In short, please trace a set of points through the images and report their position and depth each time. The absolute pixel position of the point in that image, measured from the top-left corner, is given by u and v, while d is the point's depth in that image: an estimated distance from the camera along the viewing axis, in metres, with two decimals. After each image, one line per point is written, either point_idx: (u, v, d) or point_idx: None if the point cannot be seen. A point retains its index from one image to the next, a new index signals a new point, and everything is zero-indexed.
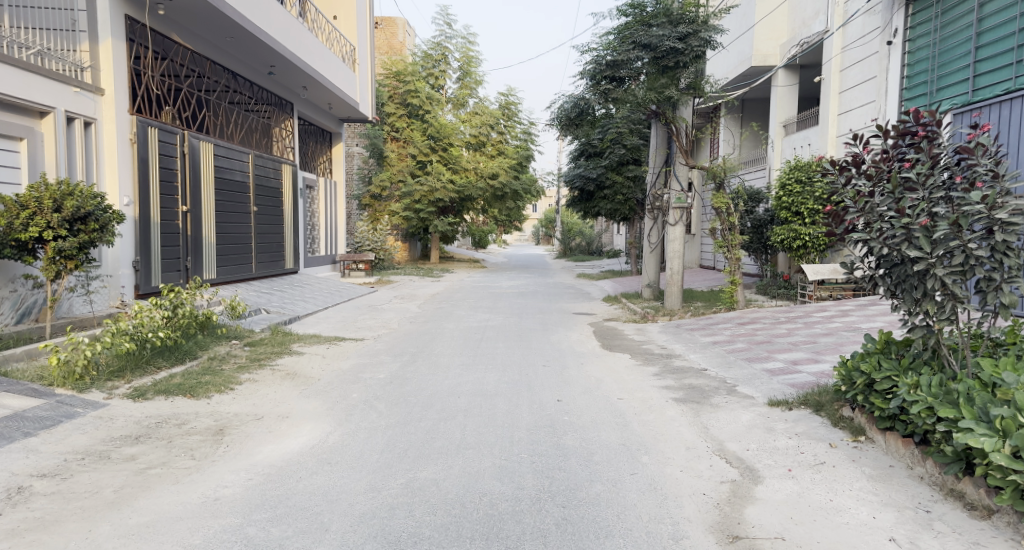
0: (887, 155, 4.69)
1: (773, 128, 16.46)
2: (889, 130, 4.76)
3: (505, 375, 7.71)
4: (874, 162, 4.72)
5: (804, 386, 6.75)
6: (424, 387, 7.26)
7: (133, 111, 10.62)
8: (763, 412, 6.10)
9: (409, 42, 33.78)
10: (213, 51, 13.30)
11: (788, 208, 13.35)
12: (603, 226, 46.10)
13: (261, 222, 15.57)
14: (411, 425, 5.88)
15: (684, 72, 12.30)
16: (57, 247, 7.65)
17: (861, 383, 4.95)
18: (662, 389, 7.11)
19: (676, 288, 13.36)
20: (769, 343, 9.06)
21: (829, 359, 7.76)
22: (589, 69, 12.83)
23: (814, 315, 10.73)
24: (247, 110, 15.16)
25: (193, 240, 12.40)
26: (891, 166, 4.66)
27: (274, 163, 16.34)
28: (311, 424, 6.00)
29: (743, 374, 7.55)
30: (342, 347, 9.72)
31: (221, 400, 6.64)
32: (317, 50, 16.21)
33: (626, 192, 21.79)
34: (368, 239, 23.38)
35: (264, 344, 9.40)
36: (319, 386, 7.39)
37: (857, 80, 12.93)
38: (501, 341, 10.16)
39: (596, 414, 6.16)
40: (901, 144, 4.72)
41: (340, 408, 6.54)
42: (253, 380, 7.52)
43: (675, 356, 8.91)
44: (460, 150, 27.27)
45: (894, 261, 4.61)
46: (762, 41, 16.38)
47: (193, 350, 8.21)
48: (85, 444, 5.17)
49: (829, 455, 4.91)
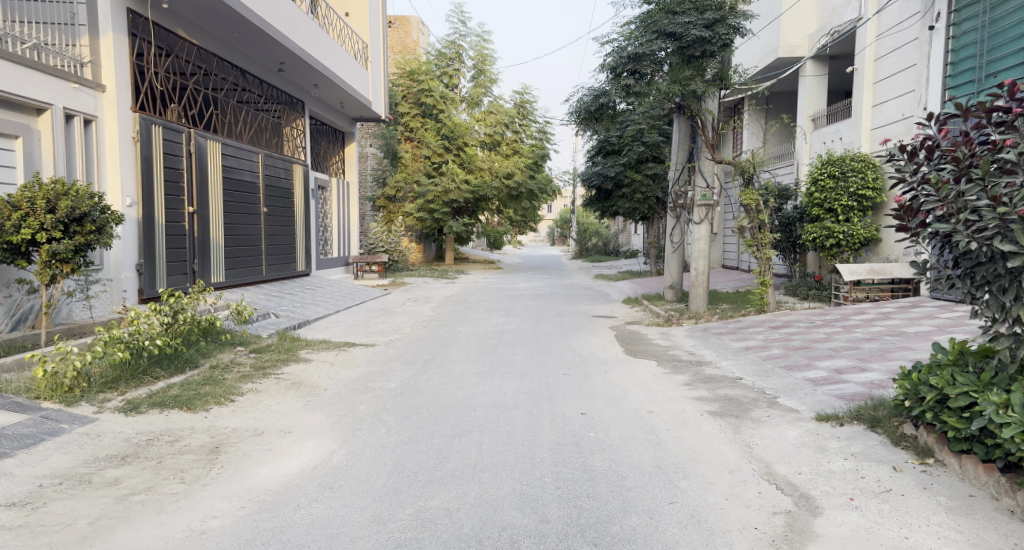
0: (970, 136, 4.15)
1: (801, 121, 15.80)
2: (970, 109, 4.23)
3: (524, 385, 7.19)
4: (955, 144, 4.19)
5: (853, 397, 6.16)
6: (438, 398, 6.75)
7: (136, 108, 10.17)
8: (811, 428, 5.54)
9: (423, 40, 33.32)
10: (220, 48, 12.84)
11: (820, 204, 12.74)
12: (619, 226, 45.51)
13: (271, 223, 15.15)
14: (422, 442, 5.39)
15: (711, 63, 11.68)
16: (51, 250, 7.23)
17: (931, 399, 4.41)
18: (695, 400, 6.55)
19: (702, 289, 12.79)
20: (808, 349, 8.46)
21: (877, 368, 7.14)
22: (609, 60, 12.19)
23: (852, 318, 10.11)
24: (257, 109, 14.75)
25: (200, 241, 11.96)
26: (978, 149, 4.13)
27: (285, 163, 15.93)
28: (314, 442, 5.56)
29: (783, 384, 6.97)
30: (352, 353, 9.24)
31: (220, 413, 6.18)
32: (329, 47, 15.78)
33: (645, 190, 21.12)
34: (382, 241, 23.01)
35: (271, 350, 8.94)
36: (325, 397, 6.92)
37: (894, 69, 12.27)
38: (519, 346, 9.62)
39: (625, 429, 5.63)
40: (986, 124, 4.16)
41: (346, 422, 6.06)
42: (256, 390, 7.07)
43: (705, 363, 8.33)
44: (475, 149, 26.78)
45: (979, 258, 4.05)
46: (790, 32, 15.82)
47: (194, 358, 7.75)
48: (65, 466, 4.70)
49: (895, 481, 4.36)
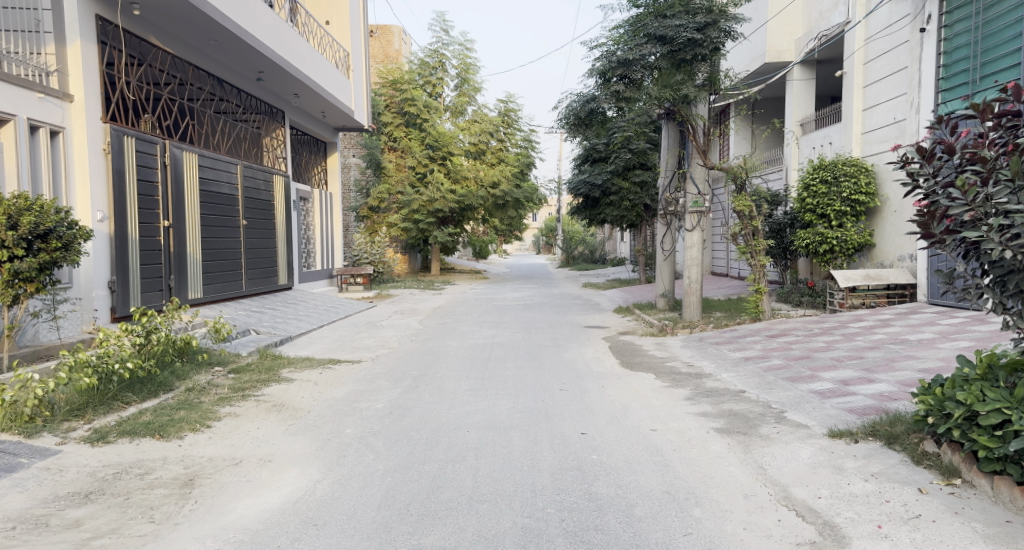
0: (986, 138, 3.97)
1: (789, 126, 15.65)
2: (982, 110, 4.04)
3: (519, 402, 6.84)
4: (972, 146, 3.99)
5: (865, 411, 5.88)
6: (428, 419, 6.38)
7: (106, 118, 9.74)
8: (825, 446, 5.25)
9: (405, 50, 32.99)
10: (197, 56, 12.42)
11: (811, 210, 12.48)
12: (605, 233, 45.35)
13: (251, 237, 14.71)
14: (413, 470, 5.03)
15: (701, 66, 11.47)
16: (14, 268, 6.77)
17: (958, 416, 4.14)
18: (699, 417, 6.24)
19: (695, 297, 12.55)
20: (810, 359, 8.19)
21: (884, 378, 6.89)
22: (598, 65, 11.82)
23: (851, 326, 9.87)
24: (235, 120, 14.35)
25: (177, 257, 11.52)
26: (997, 151, 3.94)
27: (265, 174, 15.51)
28: (296, 471, 5.18)
29: (788, 397, 6.69)
30: (337, 371, 8.84)
31: (195, 441, 5.78)
32: (309, 55, 15.42)
33: (633, 198, 20.91)
34: (366, 252, 22.61)
35: (250, 370, 8.53)
36: (308, 420, 6.54)
37: (884, 72, 12.12)
38: (511, 361, 9.27)
39: (629, 450, 5.31)
40: (1000, 127, 4.00)
41: (331, 449, 5.67)
42: (234, 415, 6.67)
43: (705, 375, 8.02)
44: (460, 158, 26.45)
45: (1012, 267, 3.85)
46: (776, 36, 15.67)
47: (169, 380, 7.33)
48: (20, 508, 4.29)
49: (923, 505, 4.07)
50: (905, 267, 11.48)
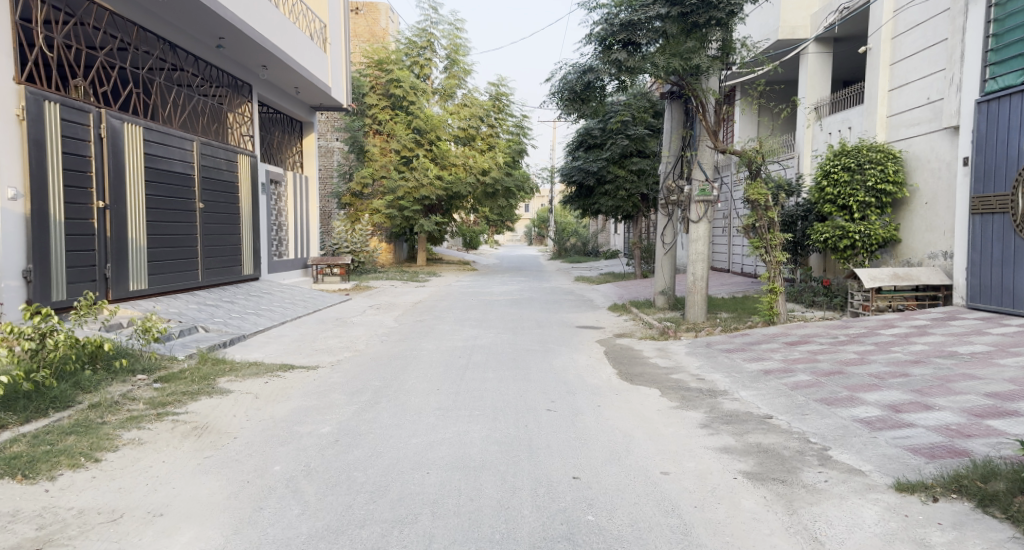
0: None
1: (801, 110, 14.32)
2: None
3: (497, 429, 5.52)
4: None
5: (935, 452, 4.61)
6: (379, 453, 5.05)
7: (21, 79, 8.28)
8: (893, 503, 3.98)
9: (392, 28, 31.28)
10: (144, 16, 10.95)
11: (831, 200, 11.16)
12: (599, 225, 44.01)
13: (209, 221, 13.30)
14: (344, 536, 3.72)
15: (715, 31, 10.17)
16: None
17: None
18: (722, 454, 4.94)
19: (699, 296, 11.26)
20: (843, 375, 6.89)
21: (944, 403, 5.60)
22: (597, 31, 10.44)
23: (883, 332, 8.61)
24: (192, 91, 12.90)
25: (114, 243, 10.12)
26: None
27: (227, 153, 14.08)
28: (192, 532, 3.87)
29: (827, 428, 5.41)
30: (285, 381, 7.48)
31: (70, 483, 4.45)
32: (278, 22, 13.92)
33: (629, 187, 19.69)
34: (347, 240, 21.20)
35: (181, 379, 7.18)
36: (231, 451, 5.20)
37: (917, 46, 10.81)
38: (492, 370, 7.93)
39: (636, 507, 4.01)
40: None
41: (247, 497, 4.34)
42: (138, 441, 5.33)
43: (720, 394, 6.72)
44: (448, 144, 24.99)
45: None
46: (790, 11, 14.36)
47: (69, 394, 5.99)
48: None
49: None
50: (937, 266, 10.19)
